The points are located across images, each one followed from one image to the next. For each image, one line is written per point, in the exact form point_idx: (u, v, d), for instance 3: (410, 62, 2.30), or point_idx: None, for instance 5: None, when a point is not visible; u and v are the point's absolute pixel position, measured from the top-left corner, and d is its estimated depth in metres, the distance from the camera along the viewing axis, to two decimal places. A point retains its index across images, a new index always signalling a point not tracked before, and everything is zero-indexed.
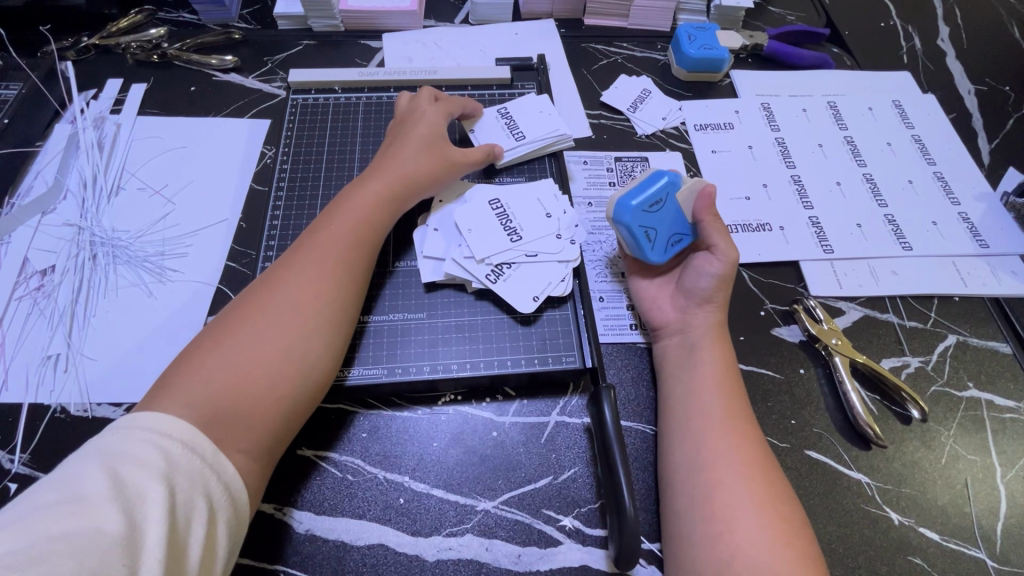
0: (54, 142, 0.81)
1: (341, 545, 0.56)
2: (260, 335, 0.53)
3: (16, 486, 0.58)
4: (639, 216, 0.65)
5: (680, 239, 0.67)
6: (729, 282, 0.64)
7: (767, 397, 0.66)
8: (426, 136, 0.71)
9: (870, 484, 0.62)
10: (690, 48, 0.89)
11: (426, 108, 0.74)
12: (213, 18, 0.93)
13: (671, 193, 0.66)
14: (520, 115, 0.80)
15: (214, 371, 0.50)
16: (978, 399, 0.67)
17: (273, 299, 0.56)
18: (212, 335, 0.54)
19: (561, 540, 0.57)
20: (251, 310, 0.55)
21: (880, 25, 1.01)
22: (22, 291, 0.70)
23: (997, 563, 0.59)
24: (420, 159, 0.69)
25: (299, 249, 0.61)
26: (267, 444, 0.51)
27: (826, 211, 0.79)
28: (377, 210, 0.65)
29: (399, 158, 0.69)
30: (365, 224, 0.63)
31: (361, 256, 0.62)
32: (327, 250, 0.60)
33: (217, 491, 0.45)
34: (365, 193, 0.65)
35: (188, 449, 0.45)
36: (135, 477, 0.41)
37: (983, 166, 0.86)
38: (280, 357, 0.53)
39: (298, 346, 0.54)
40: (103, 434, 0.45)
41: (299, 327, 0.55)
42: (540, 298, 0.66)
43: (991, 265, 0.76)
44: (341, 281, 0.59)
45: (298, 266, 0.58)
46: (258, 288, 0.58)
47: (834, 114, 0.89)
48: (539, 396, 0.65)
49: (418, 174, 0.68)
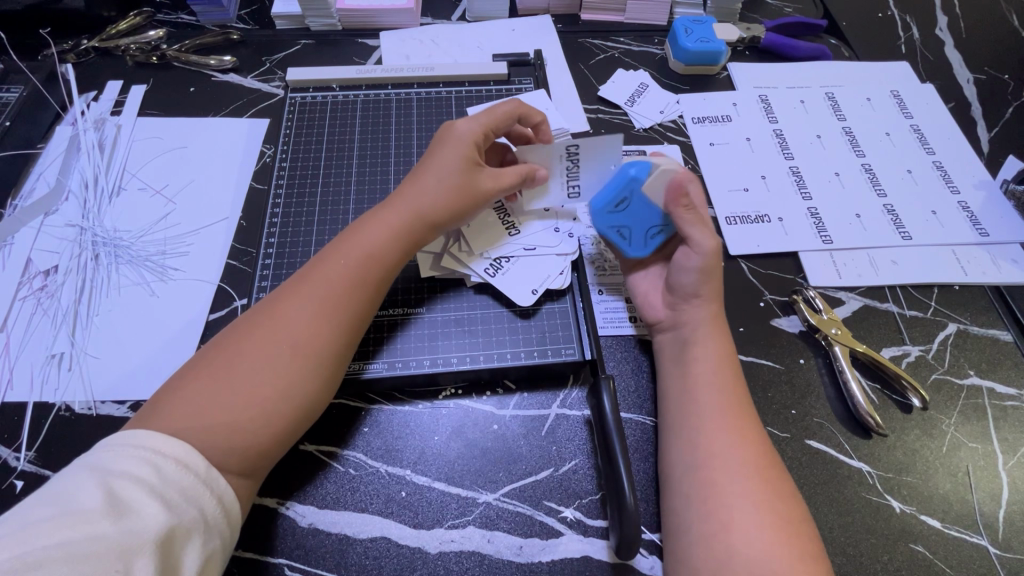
0: (57, 143, 0.82)
1: (344, 538, 0.56)
2: (250, 374, 0.51)
3: (22, 483, 0.58)
4: (607, 220, 0.66)
5: (656, 231, 0.66)
6: (712, 271, 0.63)
7: (766, 388, 0.66)
8: (457, 158, 0.64)
9: (871, 473, 0.62)
10: (688, 42, 0.89)
11: (464, 123, 0.66)
12: (211, 19, 0.93)
13: (637, 189, 0.64)
14: (586, 163, 0.67)
15: (200, 403, 0.49)
16: (979, 386, 0.67)
17: (270, 335, 0.53)
18: (206, 362, 0.52)
19: (562, 531, 0.57)
20: (248, 342, 0.53)
21: (878, 16, 1.01)
22: (26, 291, 0.71)
23: (999, 549, 0.58)
24: (443, 190, 0.63)
25: (303, 278, 0.58)
26: (261, 459, 0.51)
27: (824, 202, 0.79)
28: (389, 246, 0.60)
29: (420, 187, 0.63)
30: (371, 262, 0.59)
31: (364, 296, 0.58)
32: (329, 286, 0.57)
33: (210, 504, 0.46)
34: (378, 226, 0.61)
35: (182, 467, 0.45)
36: (129, 492, 0.42)
37: (983, 155, 0.86)
38: (268, 398, 0.51)
39: (288, 389, 0.52)
40: (97, 448, 0.46)
41: (291, 370, 0.52)
42: (538, 291, 0.67)
43: (991, 254, 0.76)
44: (338, 323, 0.56)
45: (297, 301, 0.55)
46: (260, 314, 0.55)
47: (831, 105, 0.89)
48: (539, 388, 0.65)
49: (435, 203, 0.62)
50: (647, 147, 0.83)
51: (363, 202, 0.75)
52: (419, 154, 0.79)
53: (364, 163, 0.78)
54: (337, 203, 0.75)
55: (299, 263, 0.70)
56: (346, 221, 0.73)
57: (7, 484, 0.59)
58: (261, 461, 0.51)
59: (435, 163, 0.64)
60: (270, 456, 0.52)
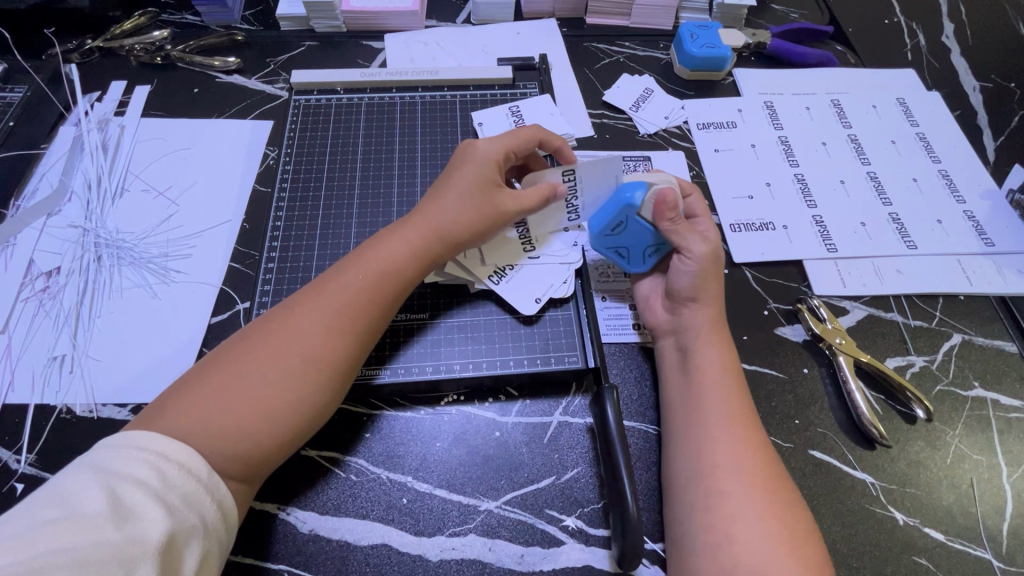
0: (60, 143, 0.82)
1: (344, 545, 0.56)
2: (260, 383, 0.51)
3: (22, 486, 0.58)
4: (605, 241, 0.66)
5: (655, 249, 0.66)
6: (708, 274, 0.63)
7: (770, 397, 0.66)
8: (475, 176, 0.64)
9: (875, 484, 0.61)
10: (693, 47, 0.88)
11: (485, 143, 0.66)
12: (216, 19, 0.93)
13: (631, 216, 0.63)
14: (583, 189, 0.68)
15: (208, 410, 0.49)
16: (983, 398, 0.67)
17: (283, 345, 0.53)
18: (217, 366, 0.52)
19: (564, 539, 0.57)
20: (261, 350, 0.53)
21: (884, 21, 1.01)
22: (28, 293, 0.70)
23: (1002, 563, 0.58)
24: (462, 210, 0.63)
25: (319, 288, 0.58)
26: (260, 466, 0.51)
27: (829, 209, 0.79)
28: (402, 261, 0.60)
29: (440, 206, 0.63)
30: (388, 276, 0.59)
31: (376, 308, 0.58)
32: (343, 299, 0.56)
33: (211, 509, 0.46)
34: (395, 238, 0.61)
35: (185, 472, 0.45)
36: (132, 496, 0.42)
37: (989, 164, 0.86)
38: (276, 411, 0.51)
39: (296, 401, 0.52)
40: (99, 448, 0.46)
41: (302, 384, 0.52)
42: (541, 300, 0.67)
43: (996, 263, 0.76)
44: (351, 339, 0.55)
45: (312, 311, 0.55)
46: (274, 321, 0.55)
47: (837, 111, 0.89)
48: (542, 396, 0.65)
49: (453, 225, 0.62)
50: (651, 154, 0.83)
51: (366, 206, 0.75)
52: (423, 158, 0.79)
53: (368, 167, 0.78)
54: (341, 207, 0.75)
55: (300, 267, 0.70)
56: (347, 226, 0.73)
57: (7, 487, 0.58)
58: (261, 468, 0.51)
59: (457, 179, 0.64)
60: (270, 466, 0.52)
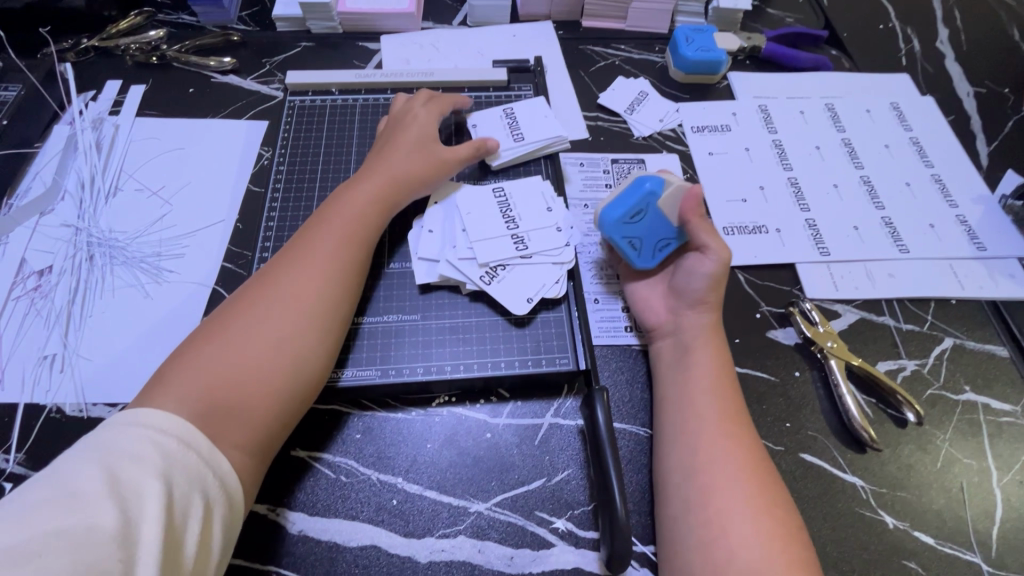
0: (54, 143, 0.82)
1: (334, 546, 0.56)
2: (255, 339, 0.53)
3: (11, 485, 0.58)
4: (620, 229, 0.66)
5: (667, 243, 0.67)
6: (720, 282, 0.64)
7: (761, 400, 0.66)
8: (417, 134, 0.73)
9: (865, 487, 0.61)
10: (688, 50, 0.89)
11: (418, 109, 0.76)
12: (212, 20, 0.93)
13: (653, 204, 0.65)
14: (518, 200, 0.72)
15: (210, 371, 0.50)
16: (974, 402, 0.67)
17: (269, 302, 0.56)
18: (206, 336, 0.54)
19: (554, 541, 0.57)
20: (248, 313, 0.55)
21: (879, 26, 1.01)
22: (20, 292, 0.70)
23: (991, 567, 0.58)
24: (411, 160, 0.70)
25: (295, 250, 0.61)
26: (262, 440, 0.51)
27: (822, 213, 0.79)
28: (372, 219, 0.65)
29: (391, 159, 0.70)
30: (361, 232, 0.64)
31: (352, 265, 0.62)
32: (323, 255, 0.60)
33: (213, 486, 0.46)
34: (357, 198, 0.66)
35: (185, 446, 0.45)
36: (131, 476, 0.42)
37: (982, 168, 0.86)
38: (276, 362, 0.53)
39: (293, 350, 0.54)
40: (102, 430, 0.46)
41: (295, 334, 0.55)
42: (534, 299, 0.67)
43: (988, 268, 0.76)
44: (335, 288, 0.59)
45: (294, 272, 0.58)
46: (254, 288, 0.58)
47: (832, 115, 0.89)
48: (533, 397, 0.65)
49: (408, 173, 0.69)
50: (645, 157, 0.83)
51: None
52: None
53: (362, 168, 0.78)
54: None
55: None
56: None
57: None
58: (264, 442, 0.51)
59: (401, 137, 0.72)
60: (276, 430, 0.53)
